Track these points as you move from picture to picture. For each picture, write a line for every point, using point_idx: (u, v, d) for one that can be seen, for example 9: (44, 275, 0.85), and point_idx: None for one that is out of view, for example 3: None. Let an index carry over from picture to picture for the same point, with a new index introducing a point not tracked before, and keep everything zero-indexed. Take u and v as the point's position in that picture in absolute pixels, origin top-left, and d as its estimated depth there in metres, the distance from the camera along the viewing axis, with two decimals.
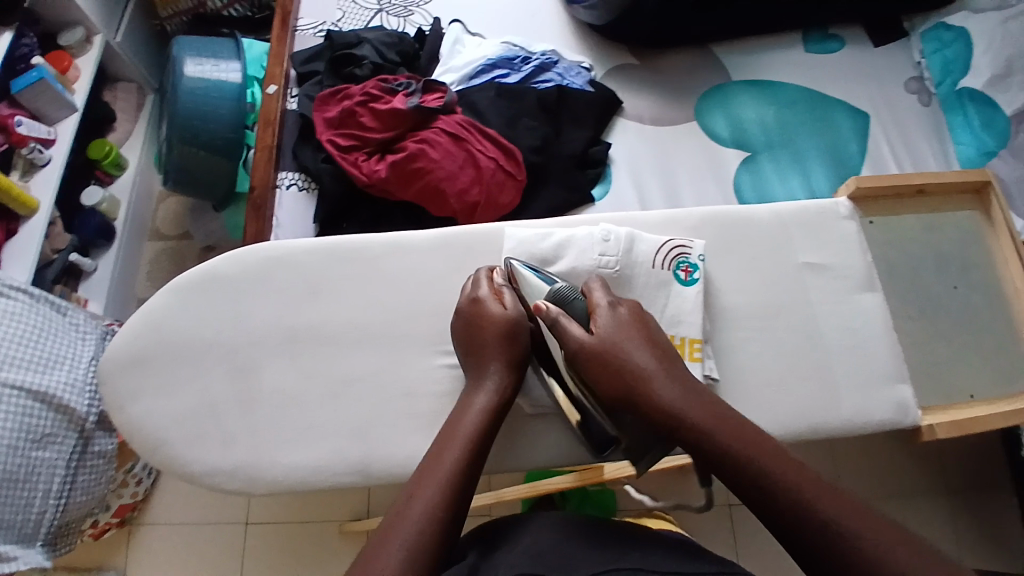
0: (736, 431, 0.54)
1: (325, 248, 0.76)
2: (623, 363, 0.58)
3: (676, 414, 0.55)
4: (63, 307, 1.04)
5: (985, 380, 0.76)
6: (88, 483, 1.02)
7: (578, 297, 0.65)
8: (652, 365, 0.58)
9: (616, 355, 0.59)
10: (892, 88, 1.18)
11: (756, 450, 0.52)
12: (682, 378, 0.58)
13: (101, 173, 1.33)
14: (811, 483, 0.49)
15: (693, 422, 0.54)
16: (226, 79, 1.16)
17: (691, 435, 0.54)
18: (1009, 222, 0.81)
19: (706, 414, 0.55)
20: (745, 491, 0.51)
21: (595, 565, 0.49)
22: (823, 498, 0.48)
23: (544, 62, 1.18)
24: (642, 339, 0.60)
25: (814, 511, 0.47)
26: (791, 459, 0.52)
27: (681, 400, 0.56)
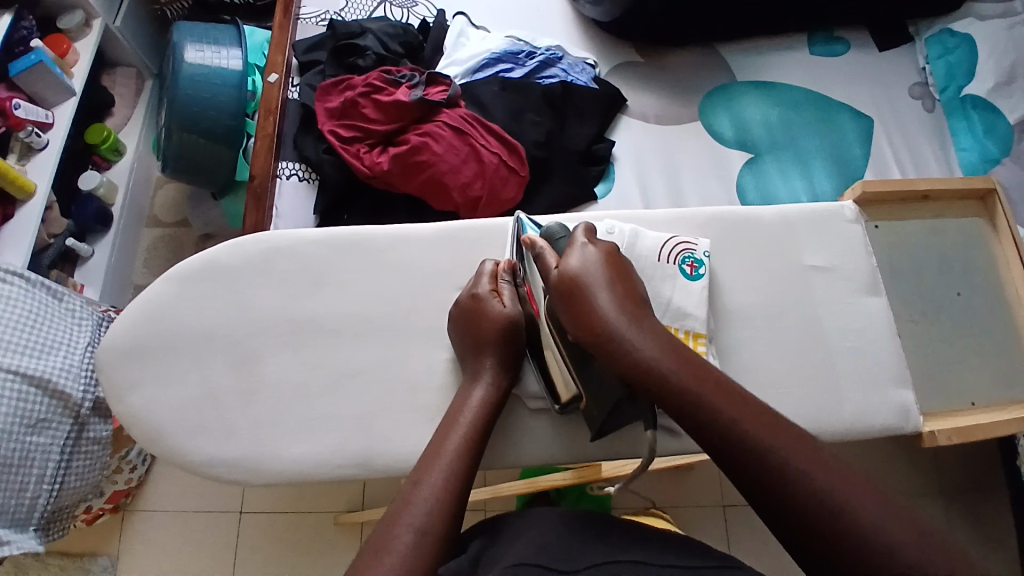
0: (699, 374, 0.53)
1: (326, 240, 0.75)
2: (590, 304, 0.57)
3: (637, 353, 0.54)
4: (59, 292, 1.02)
5: (986, 386, 0.76)
6: (83, 469, 1.02)
7: (564, 237, 0.67)
8: (617, 307, 0.57)
9: (584, 294, 0.58)
10: (896, 91, 1.18)
11: (719, 396, 0.51)
12: (651, 325, 0.57)
13: (99, 158, 1.32)
14: (786, 441, 0.48)
15: (653, 363, 0.54)
16: (227, 66, 1.15)
17: (654, 377, 0.53)
18: (1012, 229, 0.81)
19: (669, 356, 0.54)
20: (704, 436, 0.50)
21: (595, 555, 0.49)
22: (786, 446, 0.47)
23: (548, 57, 1.17)
24: (614, 279, 0.60)
25: (774, 458, 0.47)
26: (753, 404, 0.51)
27: (643, 342, 0.55)
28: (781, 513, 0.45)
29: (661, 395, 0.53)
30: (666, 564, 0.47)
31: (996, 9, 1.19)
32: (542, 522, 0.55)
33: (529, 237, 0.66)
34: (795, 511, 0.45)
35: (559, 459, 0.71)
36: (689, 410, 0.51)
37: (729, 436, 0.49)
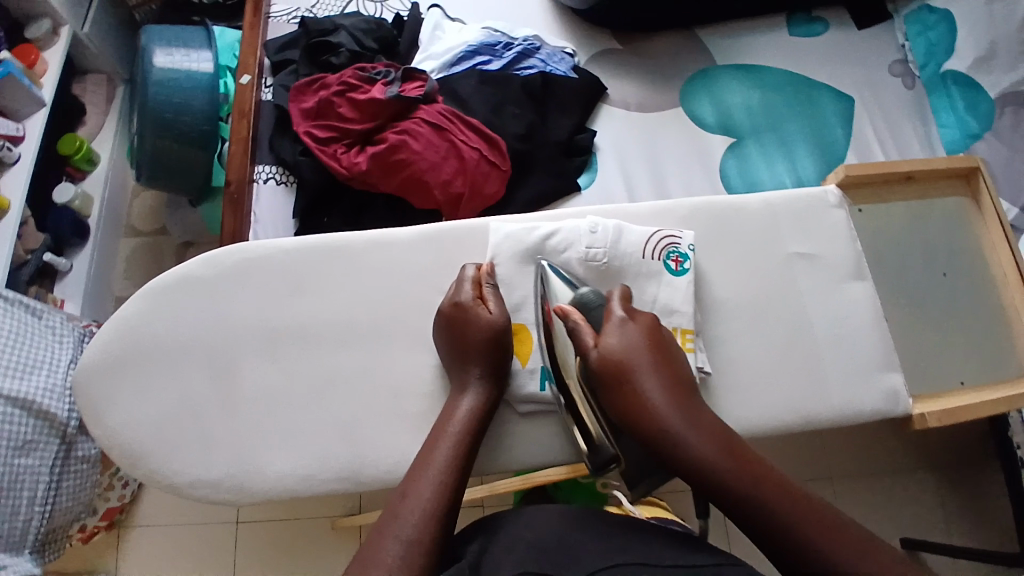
0: (744, 462, 0.53)
1: (305, 247, 0.74)
2: (636, 396, 0.57)
3: (688, 449, 0.54)
4: (39, 310, 1.00)
5: (974, 366, 0.76)
6: (75, 488, 1.00)
7: (598, 305, 0.65)
8: (663, 398, 0.56)
9: (630, 385, 0.58)
10: (877, 70, 1.18)
11: (772, 492, 0.51)
12: (693, 407, 0.56)
13: (72, 169, 1.29)
14: (826, 528, 0.48)
15: (704, 457, 0.53)
16: (198, 69, 1.12)
17: (704, 474, 0.53)
18: (996, 207, 0.80)
19: (718, 448, 0.54)
20: (756, 533, 0.50)
21: (595, 560, 0.47)
22: (839, 546, 0.47)
23: (526, 47, 1.15)
24: (657, 363, 0.59)
25: (830, 563, 0.47)
26: (806, 499, 0.51)
27: (694, 435, 0.54)
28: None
29: (711, 489, 0.53)
30: (668, 565, 0.46)
31: None
32: (534, 520, 0.54)
33: (563, 308, 0.64)
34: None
35: (551, 458, 0.70)
36: (738, 505, 0.51)
37: (782, 536, 0.49)
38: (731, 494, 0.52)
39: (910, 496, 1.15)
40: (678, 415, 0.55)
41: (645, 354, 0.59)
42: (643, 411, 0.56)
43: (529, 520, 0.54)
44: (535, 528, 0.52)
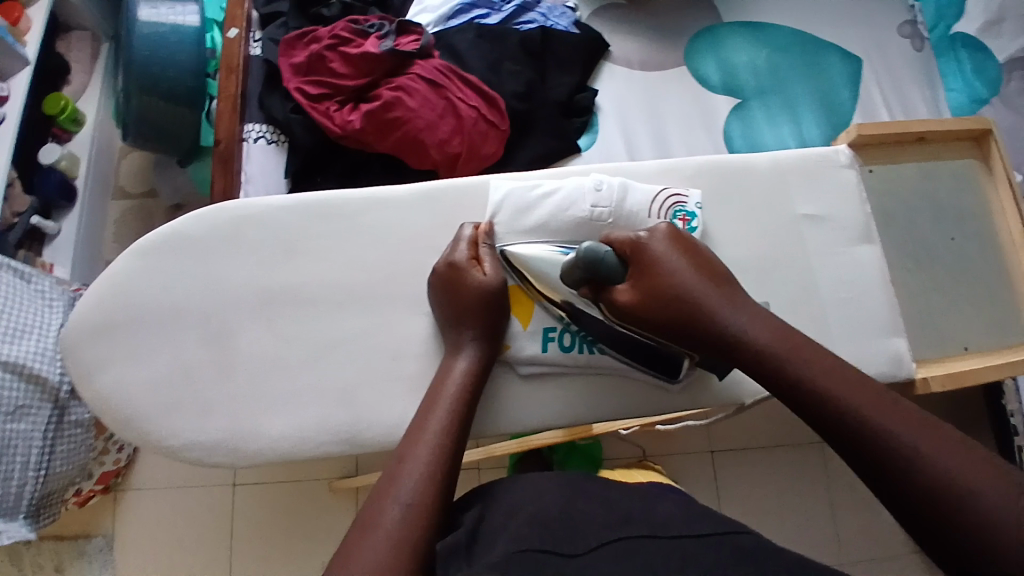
0: (795, 346, 0.51)
1: (298, 206, 0.71)
2: (676, 290, 0.56)
3: (737, 334, 0.53)
4: (28, 274, 0.96)
5: (978, 332, 0.76)
6: (67, 453, 0.99)
7: (607, 251, 0.60)
8: (708, 293, 0.55)
9: (666, 277, 0.57)
10: (886, 29, 1.14)
11: (831, 377, 0.48)
12: (741, 302, 0.55)
13: (58, 130, 1.24)
14: (878, 401, 0.45)
15: (758, 342, 0.52)
16: (183, 22, 1.07)
17: (751, 351, 0.52)
18: (1007, 169, 0.79)
19: (768, 330, 0.52)
20: (809, 412, 0.48)
21: (599, 535, 0.44)
22: (897, 422, 0.44)
23: (525, 0, 1.10)
24: (700, 263, 0.58)
25: (874, 431, 0.44)
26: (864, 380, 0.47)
27: (748, 323, 0.53)
28: (899, 498, 0.42)
29: (761, 368, 0.51)
30: (676, 534, 0.44)
31: None
32: (535, 482, 0.53)
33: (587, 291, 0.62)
34: (909, 498, 0.42)
35: (549, 421, 0.69)
36: (792, 384, 0.49)
37: (837, 418, 0.46)
38: (785, 373, 0.50)
39: None
40: (728, 305, 0.54)
41: (677, 254, 0.58)
42: (684, 305, 0.55)
43: (527, 483, 0.53)
44: (534, 489, 0.52)
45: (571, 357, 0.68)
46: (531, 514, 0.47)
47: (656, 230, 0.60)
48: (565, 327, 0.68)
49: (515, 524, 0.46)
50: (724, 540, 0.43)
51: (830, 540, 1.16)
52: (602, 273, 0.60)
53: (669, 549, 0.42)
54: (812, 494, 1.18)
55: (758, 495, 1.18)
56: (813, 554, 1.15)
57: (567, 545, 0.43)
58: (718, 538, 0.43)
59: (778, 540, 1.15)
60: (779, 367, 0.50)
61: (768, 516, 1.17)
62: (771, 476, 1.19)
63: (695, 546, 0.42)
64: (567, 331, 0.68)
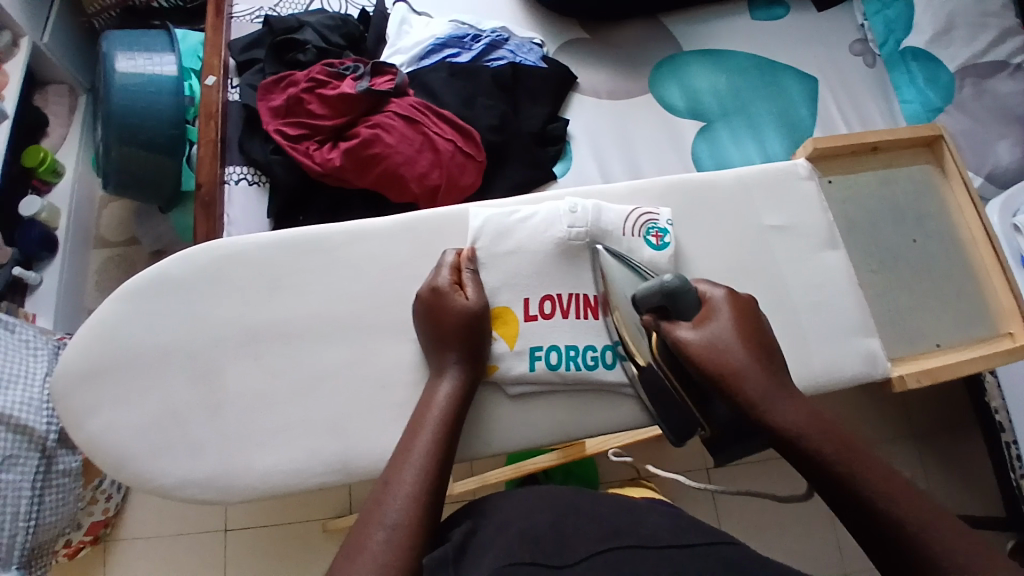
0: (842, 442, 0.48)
1: (282, 242, 0.73)
2: (725, 360, 0.52)
3: (775, 421, 0.49)
4: (11, 324, 0.96)
5: (947, 327, 0.79)
6: (57, 503, 0.97)
7: (688, 291, 0.57)
8: (755, 372, 0.51)
9: (715, 350, 0.52)
10: (838, 50, 1.20)
11: (871, 477, 0.46)
12: (787, 389, 0.51)
13: (38, 182, 1.25)
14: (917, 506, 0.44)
15: (800, 430, 0.49)
16: (161, 72, 1.10)
17: (792, 441, 0.49)
18: (961, 171, 0.83)
19: (805, 418, 0.49)
20: (843, 506, 0.46)
21: (589, 545, 0.45)
22: (934, 533, 0.42)
23: (495, 39, 1.15)
24: (749, 343, 0.53)
25: (910, 535, 0.43)
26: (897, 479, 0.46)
27: (788, 412, 0.49)
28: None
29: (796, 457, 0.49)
30: (664, 544, 0.44)
31: None
32: (525, 499, 0.54)
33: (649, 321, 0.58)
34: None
35: (540, 440, 0.70)
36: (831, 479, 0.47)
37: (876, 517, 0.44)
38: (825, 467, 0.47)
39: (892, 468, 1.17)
40: (770, 394, 0.50)
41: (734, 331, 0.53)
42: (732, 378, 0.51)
43: (515, 500, 0.54)
44: (521, 505, 0.52)
45: (558, 374, 0.69)
46: (518, 530, 0.48)
47: (732, 295, 0.57)
48: (551, 346, 0.70)
49: (503, 539, 0.47)
50: (713, 551, 0.44)
51: (828, 548, 1.17)
52: (680, 308, 0.56)
53: (652, 556, 0.43)
54: (807, 502, 1.19)
55: (755, 508, 1.19)
56: (812, 563, 1.16)
57: (555, 556, 0.44)
58: (705, 549, 0.44)
59: (777, 551, 1.16)
60: (817, 460, 0.47)
61: (765, 527, 1.18)
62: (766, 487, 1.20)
63: (680, 554, 0.43)
64: (554, 349, 0.70)
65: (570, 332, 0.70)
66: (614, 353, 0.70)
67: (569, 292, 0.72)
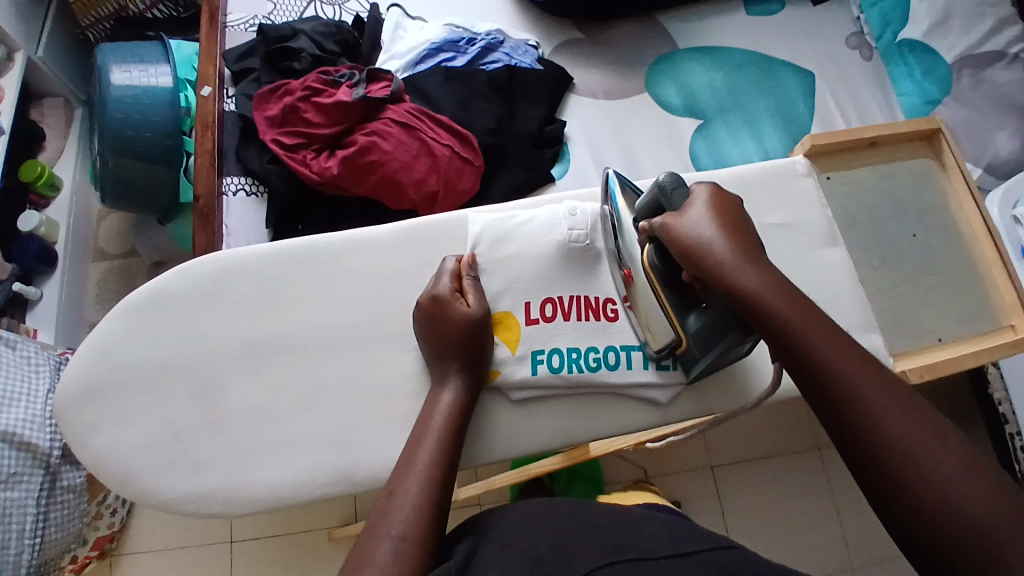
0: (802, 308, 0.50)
1: (282, 253, 0.73)
2: (702, 242, 0.55)
3: (747, 291, 0.51)
4: (12, 341, 0.96)
5: (952, 322, 0.78)
6: (62, 518, 0.97)
7: (677, 190, 0.60)
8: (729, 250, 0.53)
9: (692, 233, 0.55)
10: (835, 43, 1.20)
11: (824, 342, 0.47)
12: (760, 262, 0.53)
13: (35, 196, 1.25)
14: (866, 371, 0.46)
15: (763, 297, 0.51)
16: (157, 84, 1.10)
17: (755, 305, 0.51)
18: (960, 165, 0.83)
19: (775, 291, 0.51)
20: (824, 407, 0.46)
21: (592, 559, 0.44)
22: (878, 395, 0.44)
23: (490, 42, 1.15)
24: (728, 224, 0.55)
25: (850, 394, 0.45)
26: (895, 385, 0.45)
27: (752, 279, 0.51)
28: (894, 522, 0.41)
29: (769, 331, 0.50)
30: (665, 555, 0.44)
31: None
32: (532, 510, 0.53)
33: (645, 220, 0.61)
34: (870, 462, 0.42)
35: (544, 445, 0.69)
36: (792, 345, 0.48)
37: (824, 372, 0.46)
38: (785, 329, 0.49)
39: None
40: (735, 259, 0.53)
41: (712, 215, 0.56)
42: (706, 256, 0.54)
43: (520, 511, 0.53)
44: (527, 516, 0.52)
45: (562, 380, 0.69)
46: (526, 544, 0.47)
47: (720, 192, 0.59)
48: (553, 350, 0.69)
49: (505, 555, 0.47)
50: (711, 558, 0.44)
51: (836, 544, 1.16)
52: (671, 208, 0.59)
53: (658, 571, 0.42)
54: (813, 499, 1.19)
55: (761, 506, 1.18)
56: (821, 560, 1.15)
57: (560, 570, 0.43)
58: (704, 556, 0.44)
59: (786, 549, 1.15)
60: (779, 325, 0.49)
61: (772, 525, 1.17)
62: (772, 485, 1.20)
63: (683, 565, 0.43)
64: (556, 354, 0.69)
65: (573, 336, 0.70)
66: (617, 356, 0.69)
67: (571, 295, 0.71)
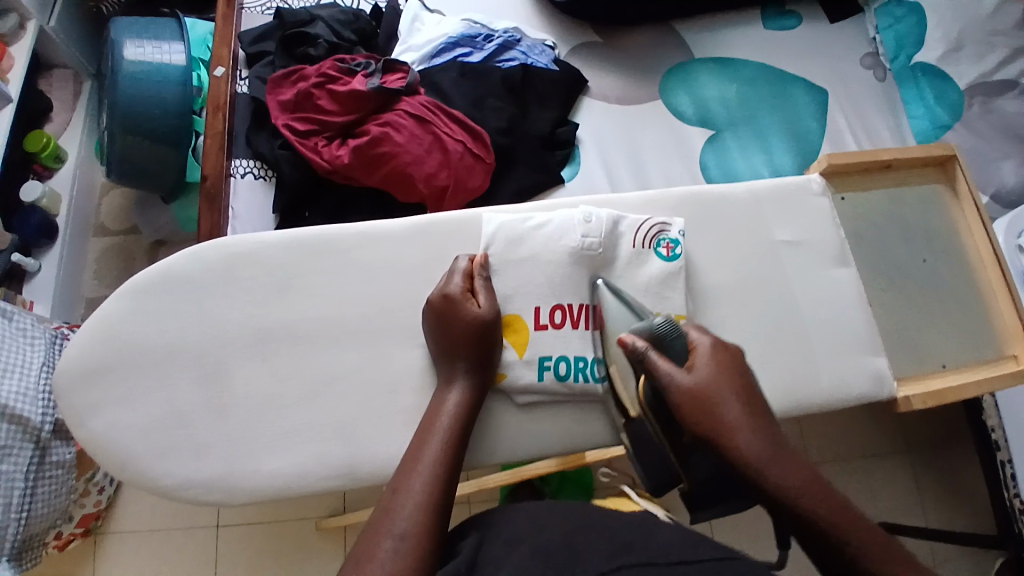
0: (819, 490, 0.50)
1: (293, 242, 0.72)
2: (717, 411, 0.53)
3: (764, 473, 0.50)
4: (10, 312, 0.95)
5: (955, 349, 0.79)
6: (49, 495, 0.96)
7: (675, 335, 0.60)
8: (745, 424, 0.52)
9: (709, 399, 0.53)
10: (849, 63, 1.20)
11: (846, 525, 0.48)
12: (773, 437, 0.52)
13: (39, 167, 1.24)
14: (890, 558, 0.46)
15: (780, 480, 0.50)
16: (170, 61, 1.08)
17: (772, 485, 0.50)
18: (973, 193, 0.83)
19: (801, 479, 0.50)
20: (837, 574, 0.47)
21: (601, 563, 0.44)
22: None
23: (507, 40, 1.14)
24: (739, 389, 0.54)
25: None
26: (915, 570, 0.45)
27: (769, 457, 0.50)
28: None
29: (787, 519, 0.49)
30: (673, 561, 0.43)
31: None
32: (536, 513, 0.53)
33: (626, 337, 0.59)
34: None
35: (544, 450, 0.69)
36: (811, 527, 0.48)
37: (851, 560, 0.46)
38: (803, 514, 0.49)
39: (881, 478, 1.19)
40: (752, 437, 0.51)
41: (723, 379, 0.55)
42: (721, 428, 0.52)
43: (523, 515, 0.53)
44: (531, 520, 0.52)
45: (566, 386, 0.69)
46: (531, 548, 0.47)
47: (723, 347, 0.58)
48: (560, 356, 0.69)
49: (509, 558, 0.46)
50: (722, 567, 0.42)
51: None
52: (672, 356, 0.59)
53: None
54: None
55: (749, 520, 1.19)
56: None
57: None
58: (716, 564, 0.42)
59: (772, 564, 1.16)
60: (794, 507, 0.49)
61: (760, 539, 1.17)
62: None
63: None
64: (563, 360, 0.69)
65: (579, 342, 0.70)
66: None
67: (580, 302, 0.71)
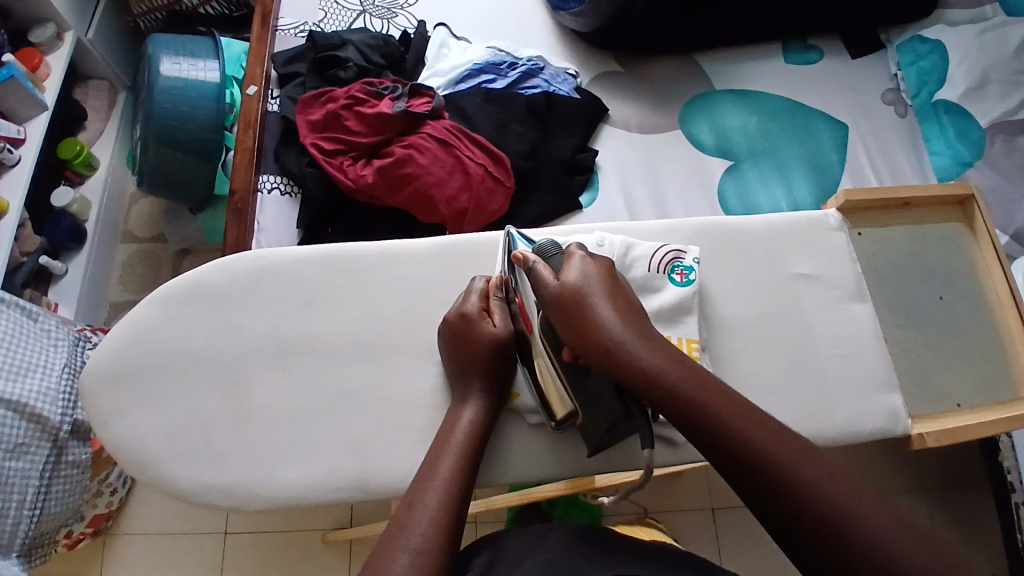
0: (696, 382, 0.51)
1: (317, 257, 0.74)
2: (593, 315, 0.55)
3: (642, 369, 0.52)
4: (34, 312, 0.99)
5: (971, 389, 0.78)
6: (63, 493, 0.98)
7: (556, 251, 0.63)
8: (621, 326, 0.54)
9: (583, 304, 0.55)
10: (871, 98, 1.21)
11: (723, 405, 0.49)
12: (648, 334, 0.54)
13: (71, 173, 1.28)
14: (761, 425, 0.48)
15: (657, 370, 0.51)
16: (204, 78, 1.13)
17: (651, 382, 0.51)
18: (991, 232, 0.83)
19: (668, 361, 0.52)
20: (728, 467, 0.47)
21: None
22: (779, 450, 0.46)
23: (530, 68, 1.17)
24: (611, 291, 0.57)
25: (753, 450, 0.47)
26: (783, 431, 0.48)
27: (647, 353, 0.53)
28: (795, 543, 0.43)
29: (659, 401, 0.51)
30: None
31: (966, 17, 1.23)
32: (547, 535, 0.53)
33: (522, 253, 0.62)
34: (791, 519, 0.44)
35: (554, 473, 0.70)
36: (690, 414, 0.49)
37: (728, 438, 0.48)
38: (680, 403, 0.50)
39: None
40: (626, 335, 0.53)
41: (597, 280, 0.57)
42: (595, 328, 0.54)
43: (534, 536, 0.53)
44: (542, 542, 0.52)
45: None
46: (542, 569, 0.48)
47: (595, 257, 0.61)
48: None
49: None
50: None
51: None
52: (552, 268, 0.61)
53: None
54: None
55: (759, 554, 1.16)
56: None
57: None
58: None
59: None
60: (672, 397, 0.50)
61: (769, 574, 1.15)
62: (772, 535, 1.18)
63: None
64: None
65: None
66: None
67: None
